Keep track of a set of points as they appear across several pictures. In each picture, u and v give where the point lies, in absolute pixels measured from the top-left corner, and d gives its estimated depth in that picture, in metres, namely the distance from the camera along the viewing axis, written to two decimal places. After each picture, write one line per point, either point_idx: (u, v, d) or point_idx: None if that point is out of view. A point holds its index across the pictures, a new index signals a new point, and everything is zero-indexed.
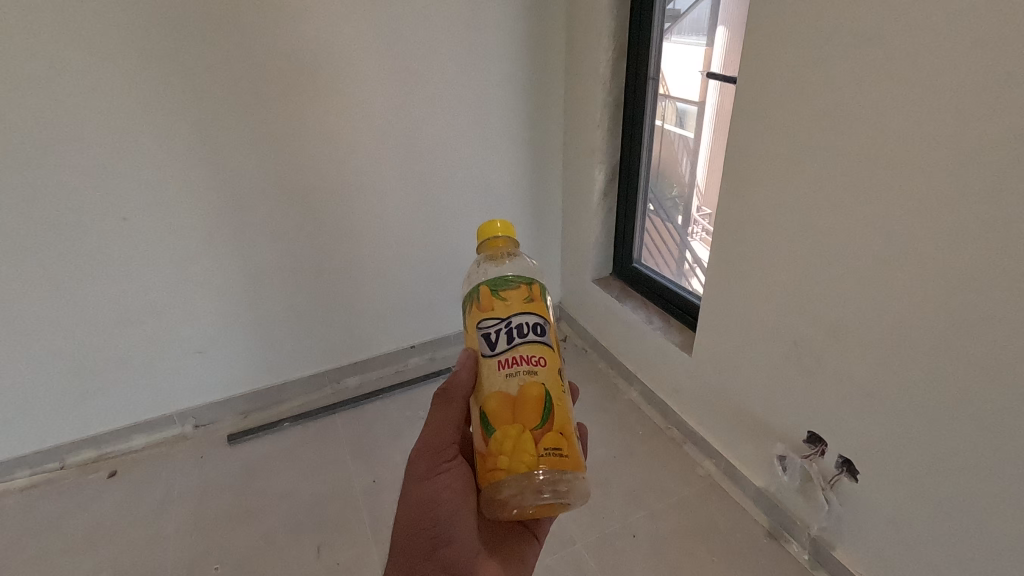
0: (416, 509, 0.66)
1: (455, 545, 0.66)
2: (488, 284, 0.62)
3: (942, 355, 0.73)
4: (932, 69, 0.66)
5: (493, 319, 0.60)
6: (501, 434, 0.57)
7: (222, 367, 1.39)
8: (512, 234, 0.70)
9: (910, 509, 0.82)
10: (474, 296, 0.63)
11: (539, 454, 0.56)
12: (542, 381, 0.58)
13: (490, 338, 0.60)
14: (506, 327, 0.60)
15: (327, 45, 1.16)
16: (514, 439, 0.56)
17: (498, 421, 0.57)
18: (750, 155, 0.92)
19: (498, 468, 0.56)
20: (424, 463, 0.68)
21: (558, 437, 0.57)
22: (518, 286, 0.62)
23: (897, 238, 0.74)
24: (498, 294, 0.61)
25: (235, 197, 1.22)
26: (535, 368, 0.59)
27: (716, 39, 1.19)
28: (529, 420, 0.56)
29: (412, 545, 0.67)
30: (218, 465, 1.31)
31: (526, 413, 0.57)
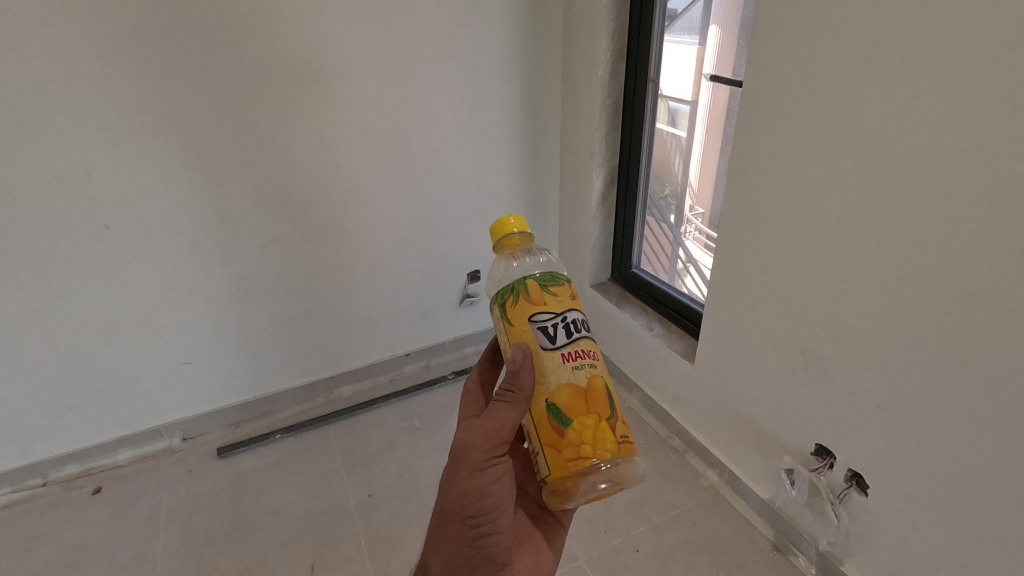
0: (460, 505, 0.60)
1: (497, 540, 0.62)
2: (535, 278, 0.55)
3: (955, 369, 0.71)
4: (945, 74, 0.63)
5: (546, 313, 0.54)
6: (578, 425, 0.52)
7: (210, 378, 1.35)
8: (528, 228, 0.61)
9: (922, 525, 0.80)
10: (519, 289, 0.54)
11: (617, 442, 0.53)
12: (604, 371, 0.55)
13: (547, 332, 0.53)
14: (564, 321, 0.54)
15: (316, 48, 1.12)
16: (593, 431, 0.52)
17: (574, 414, 0.52)
18: (754, 163, 0.90)
19: (581, 461, 0.51)
20: (474, 456, 0.60)
21: (625, 424, 0.55)
22: (564, 279, 0.56)
23: (907, 248, 0.72)
24: (548, 289, 0.55)
25: (222, 204, 1.18)
26: (596, 360, 0.55)
27: (708, 38, 1.18)
28: (603, 409, 0.53)
29: (452, 542, 0.60)
30: (208, 480, 1.27)
31: (599, 403, 0.53)
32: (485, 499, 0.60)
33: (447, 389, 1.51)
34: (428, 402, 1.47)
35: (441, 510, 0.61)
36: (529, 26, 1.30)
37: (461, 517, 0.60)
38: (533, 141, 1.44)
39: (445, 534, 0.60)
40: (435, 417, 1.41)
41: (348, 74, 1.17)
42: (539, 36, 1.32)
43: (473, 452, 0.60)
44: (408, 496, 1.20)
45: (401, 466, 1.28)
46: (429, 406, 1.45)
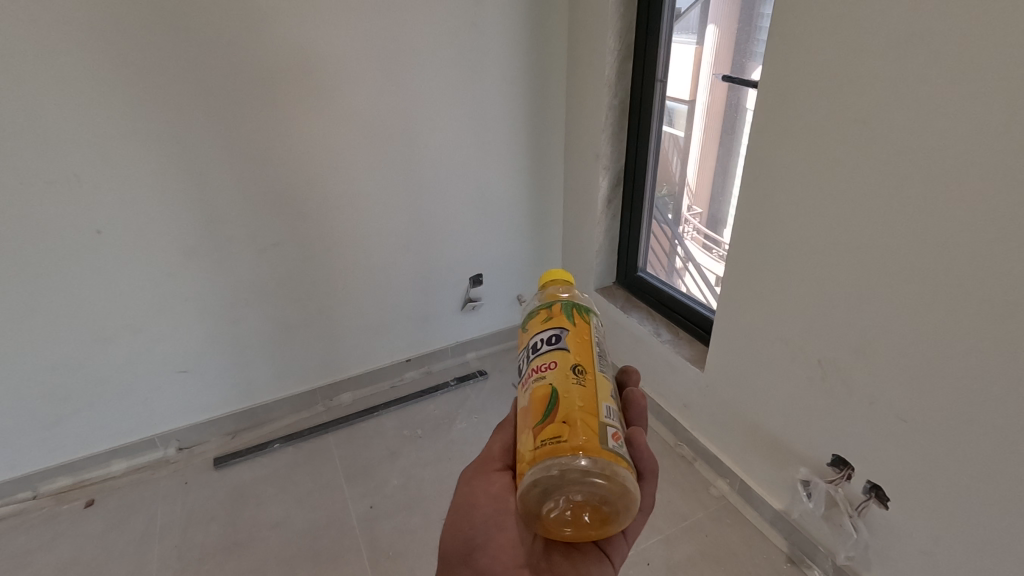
0: (453, 517, 0.59)
1: (492, 557, 0.55)
2: (522, 321, 0.56)
3: (982, 382, 0.68)
4: (975, 72, 0.60)
5: (521, 349, 0.54)
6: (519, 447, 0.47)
7: (206, 386, 1.32)
8: (569, 277, 0.60)
9: (945, 541, 0.77)
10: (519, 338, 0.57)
11: (536, 448, 0.44)
12: (550, 380, 0.47)
13: (520, 365, 0.53)
14: (528, 351, 0.52)
15: (315, 48, 1.09)
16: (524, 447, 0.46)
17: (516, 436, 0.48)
18: (769, 167, 0.88)
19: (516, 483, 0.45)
20: (471, 467, 0.61)
21: (561, 427, 0.44)
22: (542, 308, 0.54)
23: (932, 256, 0.69)
24: (525, 325, 0.55)
25: (218, 208, 1.14)
26: (543, 373, 0.48)
27: (706, 37, 1.14)
28: (531, 421, 0.46)
29: (450, 560, 0.58)
30: (204, 492, 1.24)
31: (530, 414, 0.46)
32: (474, 510, 0.57)
33: (449, 396, 1.48)
34: (430, 409, 1.44)
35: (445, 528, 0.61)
36: (532, 26, 1.27)
37: (455, 532, 0.58)
38: (537, 143, 1.41)
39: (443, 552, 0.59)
40: (437, 425, 1.38)
41: (346, 74, 1.13)
42: (543, 36, 1.29)
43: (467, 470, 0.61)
44: (410, 508, 1.17)
45: (403, 477, 1.24)
46: (431, 413, 1.42)
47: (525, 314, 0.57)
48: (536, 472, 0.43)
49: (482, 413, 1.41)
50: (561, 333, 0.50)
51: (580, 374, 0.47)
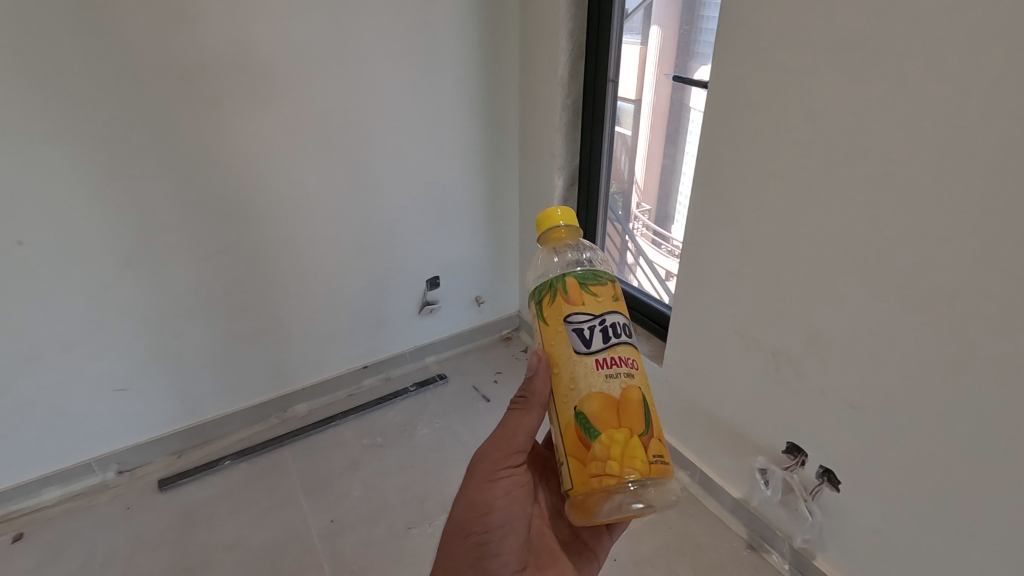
0: (468, 514, 0.62)
1: (503, 564, 0.61)
2: (575, 275, 0.53)
3: (923, 367, 0.71)
4: (907, 75, 0.64)
5: (583, 313, 0.52)
6: (607, 439, 0.49)
7: (149, 404, 1.24)
8: (574, 220, 0.64)
9: (893, 519, 0.81)
10: (557, 286, 0.53)
11: (649, 461, 0.49)
12: (641, 383, 0.51)
13: (583, 335, 0.52)
14: (600, 325, 0.52)
15: (257, 45, 1.04)
16: (622, 447, 0.49)
17: (602, 424, 0.49)
18: (721, 165, 0.90)
19: (606, 477, 0.48)
20: (487, 465, 0.63)
21: (660, 443, 0.51)
22: (608, 280, 0.54)
23: (875, 250, 0.72)
24: (588, 288, 0.53)
25: (155, 214, 1.07)
26: (632, 371, 0.51)
27: (649, 38, 1.15)
28: (635, 424, 0.49)
29: (457, 558, 0.61)
30: (150, 516, 1.16)
31: (632, 416, 0.50)
32: (491, 513, 0.61)
33: (410, 401, 1.45)
34: (390, 416, 1.40)
35: (450, 520, 0.63)
36: (483, 25, 1.26)
37: (466, 529, 0.61)
38: (492, 144, 1.40)
39: (450, 547, 0.61)
40: (399, 432, 1.35)
41: (289, 72, 1.09)
42: (495, 36, 1.28)
43: (485, 460, 0.64)
44: (374, 519, 1.14)
45: (365, 487, 1.21)
46: (392, 421, 1.39)
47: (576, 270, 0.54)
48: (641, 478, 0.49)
49: (444, 418, 1.39)
50: (631, 325, 0.54)
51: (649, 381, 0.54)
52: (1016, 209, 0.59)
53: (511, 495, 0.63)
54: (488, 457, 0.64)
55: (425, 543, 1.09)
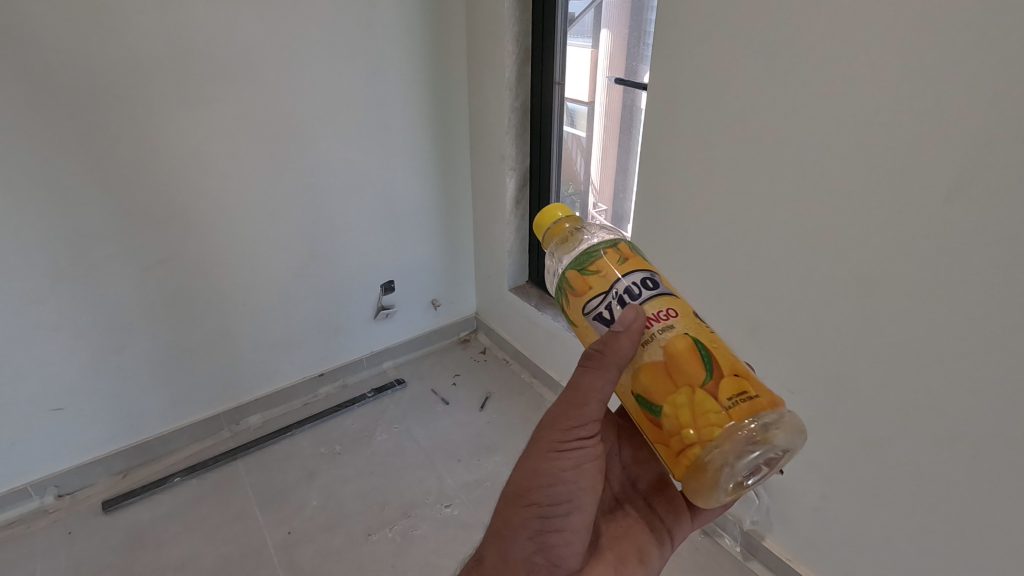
0: (529, 483, 0.56)
1: (567, 542, 0.56)
2: (573, 266, 0.50)
3: (849, 352, 0.76)
4: (819, 78, 0.68)
5: (595, 297, 0.48)
6: (670, 407, 0.45)
7: (88, 423, 1.18)
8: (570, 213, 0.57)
9: (830, 497, 0.86)
10: (563, 284, 0.51)
11: (723, 408, 0.43)
12: (685, 330, 0.45)
13: (603, 317, 0.48)
14: (614, 298, 0.47)
15: (194, 48, 1.02)
16: (688, 408, 0.44)
17: (658, 397, 0.46)
18: (661, 163, 0.93)
19: (689, 448, 0.44)
20: (556, 433, 0.56)
21: (736, 379, 0.45)
22: (602, 250, 0.50)
23: (800, 245, 0.77)
24: (587, 269, 0.49)
25: (88, 224, 1.03)
26: (669, 323, 0.46)
27: (599, 40, 1.16)
28: (694, 377, 0.44)
29: (514, 529, 0.56)
30: (93, 540, 1.11)
31: (684, 371, 0.44)
32: (558, 485, 0.56)
33: (368, 407, 1.44)
34: (347, 423, 1.39)
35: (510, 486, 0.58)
36: (430, 28, 1.26)
37: (527, 498, 0.56)
38: (442, 146, 1.40)
39: (509, 515, 0.57)
40: (357, 439, 1.34)
41: (229, 75, 1.06)
42: (441, 39, 1.29)
43: (556, 427, 0.56)
44: (332, 528, 1.12)
45: (322, 497, 1.19)
46: (349, 428, 1.37)
47: (574, 257, 0.51)
48: (723, 432, 0.43)
49: (402, 422, 1.39)
50: (653, 275, 0.48)
51: (699, 319, 0.47)
52: (921, 201, 0.63)
53: (580, 466, 0.56)
54: (559, 424, 0.55)
55: (385, 549, 1.08)
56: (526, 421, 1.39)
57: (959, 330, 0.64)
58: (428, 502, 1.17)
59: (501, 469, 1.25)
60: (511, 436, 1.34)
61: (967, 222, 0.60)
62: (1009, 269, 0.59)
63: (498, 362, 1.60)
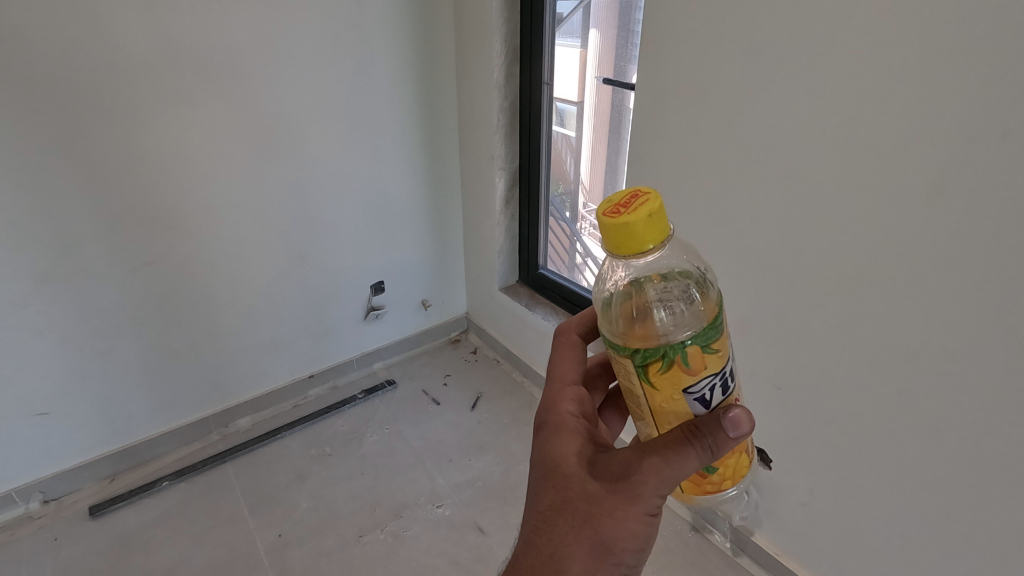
0: (614, 544, 0.50)
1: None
2: (696, 341, 0.42)
3: (834, 348, 0.77)
4: (803, 78, 0.69)
5: (705, 378, 0.44)
6: (723, 468, 0.49)
7: (74, 428, 1.17)
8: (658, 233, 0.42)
9: (817, 491, 0.87)
10: (678, 357, 0.42)
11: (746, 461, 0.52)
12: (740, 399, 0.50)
13: (705, 399, 0.45)
14: (722, 381, 0.45)
15: (180, 48, 1.01)
16: (733, 467, 0.50)
17: (721, 462, 0.48)
18: (650, 163, 0.94)
19: (716, 490, 0.51)
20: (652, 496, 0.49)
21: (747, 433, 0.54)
22: (720, 324, 0.44)
23: (786, 242, 0.78)
24: (709, 349, 0.43)
25: (72, 226, 1.01)
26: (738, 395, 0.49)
27: (588, 41, 1.18)
28: (743, 444, 0.50)
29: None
30: (80, 546, 1.10)
31: (742, 441, 0.49)
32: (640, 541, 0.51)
33: (358, 409, 1.43)
34: (338, 425, 1.38)
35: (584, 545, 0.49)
36: (418, 29, 1.26)
37: (615, 556, 0.50)
38: (431, 147, 1.40)
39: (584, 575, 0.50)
40: (347, 441, 1.33)
41: (217, 75, 1.06)
42: (430, 40, 1.29)
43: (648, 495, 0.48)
44: (323, 530, 1.11)
45: (313, 499, 1.18)
46: (340, 430, 1.37)
47: (697, 328, 0.43)
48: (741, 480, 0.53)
49: (394, 423, 1.38)
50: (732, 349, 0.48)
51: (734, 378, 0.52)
52: (904, 198, 0.64)
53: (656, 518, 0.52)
54: (654, 491, 0.48)
55: (377, 550, 1.08)
56: (517, 421, 1.39)
57: (940, 325, 0.66)
58: (420, 503, 1.17)
59: (493, 469, 1.25)
60: (502, 436, 1.34)
61: (947, 219, 0.61)
62: (988, 266, 0.60)
63: (489, 362, 1.61)
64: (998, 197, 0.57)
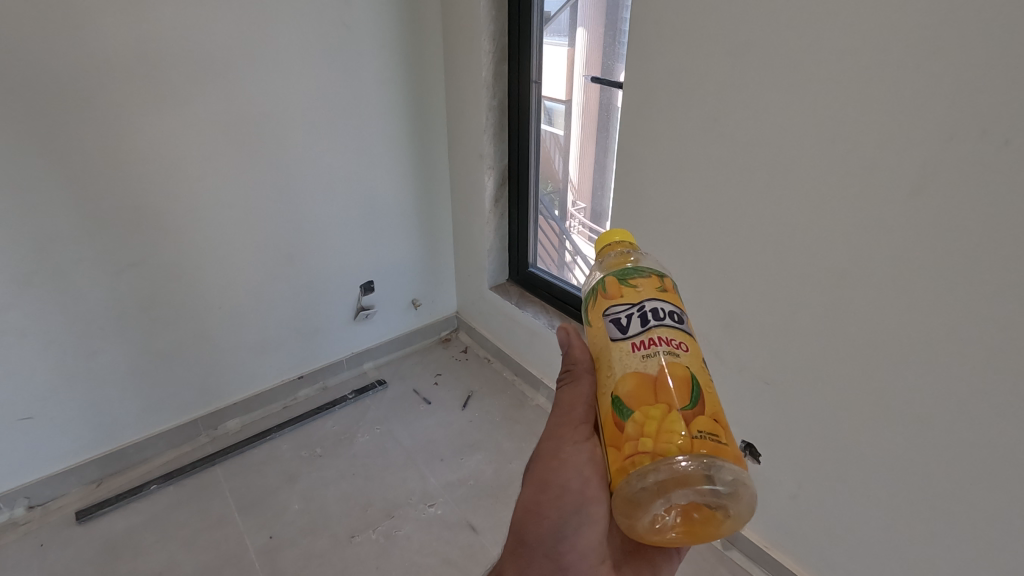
0: (538, 497, 0.53)
1: (581, 556, 0.52)
2: (615, 273, 0.48)
3: (820, 343, 0.78)
4: (787, 78, 0.70)
5: (622, 305, 0.46)
6: (637, 416, 0.41)
7: (59, 432, 1.15)
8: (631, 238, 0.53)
9: (806, 484, 0.88)
10: (596, 285, 0.49)
11: (691, 438, 0.40)
12: (688, 364, 0.42)
13: (620, 323, 0.45)
14: (637, 311, 0.45)
15: (164, 47, 1.00)
16: (657, 422, 0.40)
17: (631, 402, 0.42)
18: (638, 160, 0.94)
19: (639, 455, 0.40)
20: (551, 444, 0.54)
21: (714, 423, 0.41)
22: (653, 274, 0.47)
23: (772, 239, 0.79)
24: (627, 280, 0.47)
25: (55, 227, 1.00)
26: (675, 350, 0.43)
27: (575, 39, 1.17)
28: (675, 400, 0.41)
29: (530, 545, 0.53)
30: (66, 552, 1.08)
31: (669, 390, 0.41)
32: (564, 497, 0.51)
33: (349, 409, 1.43)
34: (328, 426, 1.37)
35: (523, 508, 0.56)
36: (405, 28, 1.26)
37: (538, 513, 0.53)
38: (419, 146, 1.40)
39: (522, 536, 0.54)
40: (338, 441, 1.32)
41: (202, 74, 1.05)
42: (417, 39, 1.29)
43: (553, 433, 0.54)
44: (315, 531, 1.11)
45: (304, 500, 1.18)
46: (330, 430, 1.36)
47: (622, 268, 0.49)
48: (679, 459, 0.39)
49: (384, 423, 1.38)
50: (681, 312, 0.45)
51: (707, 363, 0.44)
52: (889, 195, 0.65)
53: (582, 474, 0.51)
54: (556, 429, 0.54)
55: (369, 550, 1.07)
56: (508, 419, 1.39)
57: (920, 321, 0.67)
58: (411, 503, 1.17)
59: (484, 468, 1.25)
60: (494, 435, 1.34)
61: (930, 216, 0.62)
62: (970, 261, 0.61)
63: (480, 361, 1.61)
64: (979, 193, 0.58)
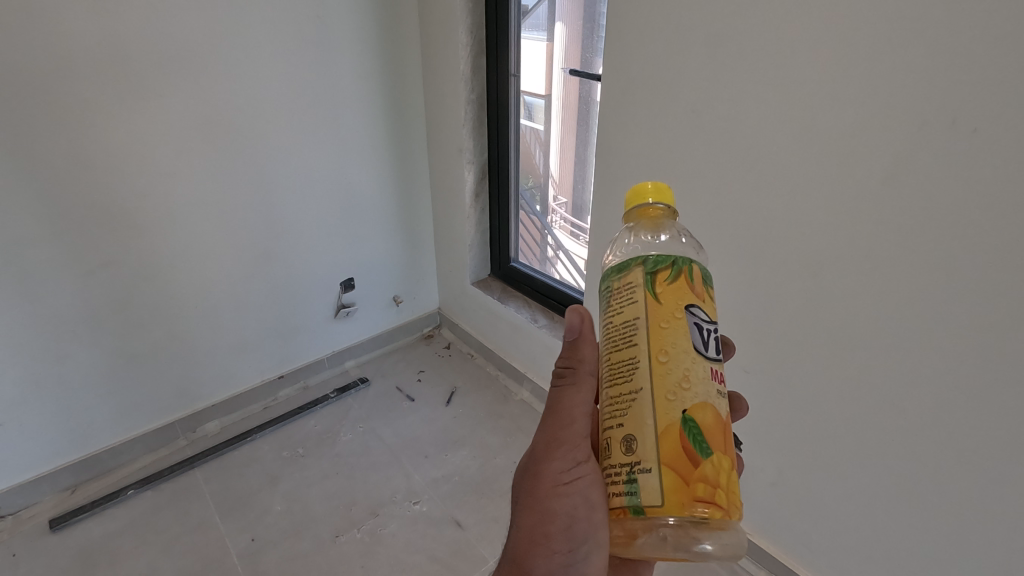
0: (541, 524, 0.50)
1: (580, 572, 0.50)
2: (700, 266, 0.43)
3: (797, 330, 0.79)
4: (762, 70, 0.71)
5: (704, 312, 0.41)
6: (718, 462, 0.38)
7: (29, 438, 1.12)
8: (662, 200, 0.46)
9: (787, 471, 0.90)
10: (677, 269, 0.42)
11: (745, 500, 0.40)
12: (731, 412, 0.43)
13: (703, 335, 0.41)
14: (716, 333, 0.41)
15: (133, 40, 0.97)
16: (729, 476, 0.39)
17: (716, 443, 0.39)
18: (617, 152, 0.94)
19: (710, 504, 0.38)
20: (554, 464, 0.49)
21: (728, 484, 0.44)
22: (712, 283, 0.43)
23: (747, 230, 0.80)
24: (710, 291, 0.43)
25: (19, 226, 0.96)
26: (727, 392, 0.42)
27: (554, 34, 1.17)
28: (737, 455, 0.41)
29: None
30: (39, 562, 1.05)
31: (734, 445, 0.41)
32: (574, 528, 0.48)
33: (331, 408, 1.41)
34: (310, 425, 1.36)
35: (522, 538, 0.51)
36: (381, 21, 1.24)
37: (546, 545, 0.49)
38: (399, 141, 1.39)
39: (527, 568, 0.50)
40: (321, 441, 1.31)
41: (172, 69, 1.02)
42: (394, 33, 1.27)
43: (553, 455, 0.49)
44: (298, 532, 1.10)
45: (287, 501, 1.16)
46: (312, 429, 1.34)
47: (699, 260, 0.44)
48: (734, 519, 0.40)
49: (367, 421, 1.37)
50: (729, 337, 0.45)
51: None
52: (862, 183, 0.66)
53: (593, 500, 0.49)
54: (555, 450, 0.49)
55: (354, 549, 1.06)
56: (492, 414, 1.39)
57: (892, 308, 0.68)
58: (396, 501, 1.16)
59: (469, 463, 1.25)
60: (478, 430, 1.34)
61: (901, 204, 0.64)
62: (944, 247, 0.62)
63: (463, 356, 1.60)
64: (949, 182, 0.59)
